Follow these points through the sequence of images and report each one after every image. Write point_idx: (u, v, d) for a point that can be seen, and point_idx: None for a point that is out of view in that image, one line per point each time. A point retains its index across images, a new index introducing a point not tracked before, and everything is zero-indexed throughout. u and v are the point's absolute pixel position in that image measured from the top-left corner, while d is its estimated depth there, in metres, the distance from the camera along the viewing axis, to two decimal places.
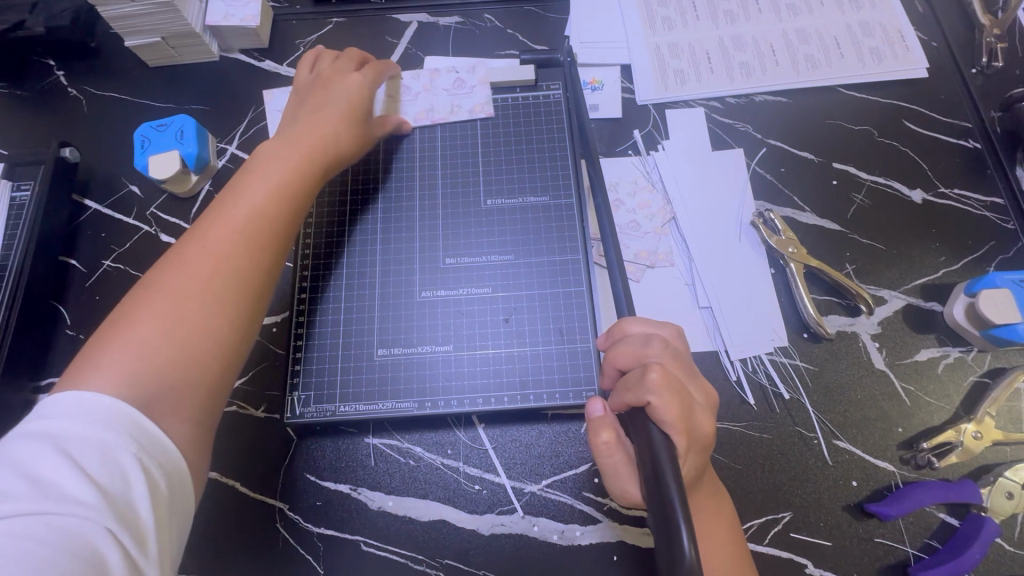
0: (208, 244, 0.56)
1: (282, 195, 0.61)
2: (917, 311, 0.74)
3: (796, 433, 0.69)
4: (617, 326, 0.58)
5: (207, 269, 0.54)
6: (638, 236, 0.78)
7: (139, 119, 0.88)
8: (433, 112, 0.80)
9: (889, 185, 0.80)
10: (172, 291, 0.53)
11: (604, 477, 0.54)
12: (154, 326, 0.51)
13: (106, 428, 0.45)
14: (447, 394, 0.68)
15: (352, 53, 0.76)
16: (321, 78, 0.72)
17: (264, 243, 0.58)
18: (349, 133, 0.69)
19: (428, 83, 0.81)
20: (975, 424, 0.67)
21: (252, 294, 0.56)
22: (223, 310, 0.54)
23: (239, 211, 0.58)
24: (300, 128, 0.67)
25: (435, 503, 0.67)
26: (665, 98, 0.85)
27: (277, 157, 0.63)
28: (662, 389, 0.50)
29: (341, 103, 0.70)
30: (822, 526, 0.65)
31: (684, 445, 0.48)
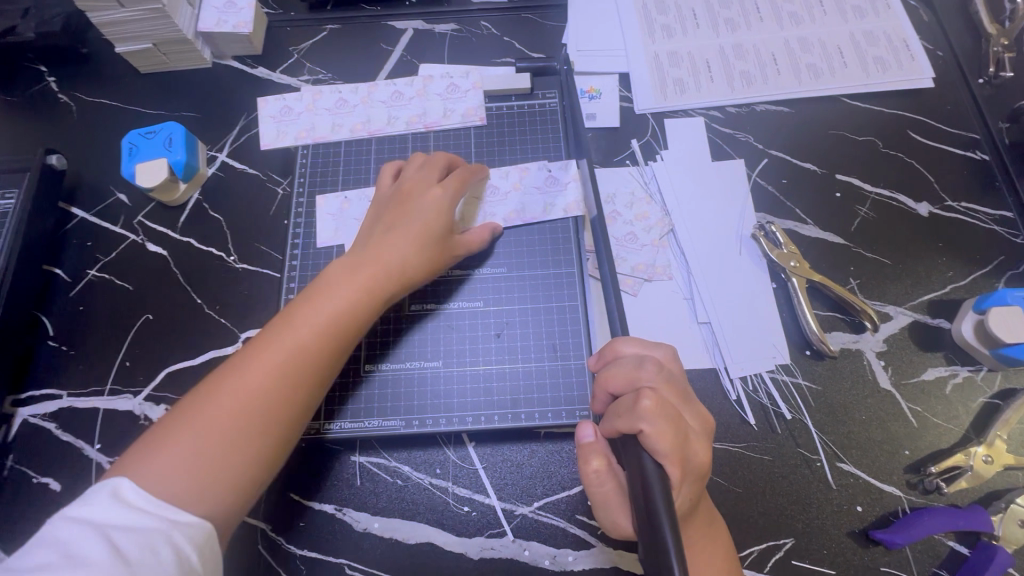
0: (264, 361, 0.53)
1: (337, 329, 0.56)
2: (923, 328, 0.71)
3: (799, 455, 0.66)
4: (609, 347, 0.56)
5: (249, 399, 0.51)
6: (635, 249, 0.76)
7: (129, 126, 0.87)
8: (525, 210, 0.73)
9: (894, 198, 0.78)
10: (205, 422, 0.49)
11: (595, 505, 0.52)
12: (181, 456, 0.48)
13: (142, 514, 0.44)
14: (436, 412, 0.66)
15: (439, 161, 0.69)
16: (408, 186, 0.67)
17: (307, 383, 0.54)
18: (421, 259, 0.63)
19: (518, 181, 0.74)
20: (986, 447, 0.64)
21: (281, 437, 0.52)
22: (247, 452, 0.50)
23: (292, 340, 0.54)
24: (371, 249, 0.62)
25: (423, 526, 0.65)
26: (664, 107, 0.84)
27: (342, 283, 0.59)
28: (654, 416, 0.47)
29: (418, 225, 0.63)
30: (825, 554, 0.63)
31: (678, 475, 0.46)
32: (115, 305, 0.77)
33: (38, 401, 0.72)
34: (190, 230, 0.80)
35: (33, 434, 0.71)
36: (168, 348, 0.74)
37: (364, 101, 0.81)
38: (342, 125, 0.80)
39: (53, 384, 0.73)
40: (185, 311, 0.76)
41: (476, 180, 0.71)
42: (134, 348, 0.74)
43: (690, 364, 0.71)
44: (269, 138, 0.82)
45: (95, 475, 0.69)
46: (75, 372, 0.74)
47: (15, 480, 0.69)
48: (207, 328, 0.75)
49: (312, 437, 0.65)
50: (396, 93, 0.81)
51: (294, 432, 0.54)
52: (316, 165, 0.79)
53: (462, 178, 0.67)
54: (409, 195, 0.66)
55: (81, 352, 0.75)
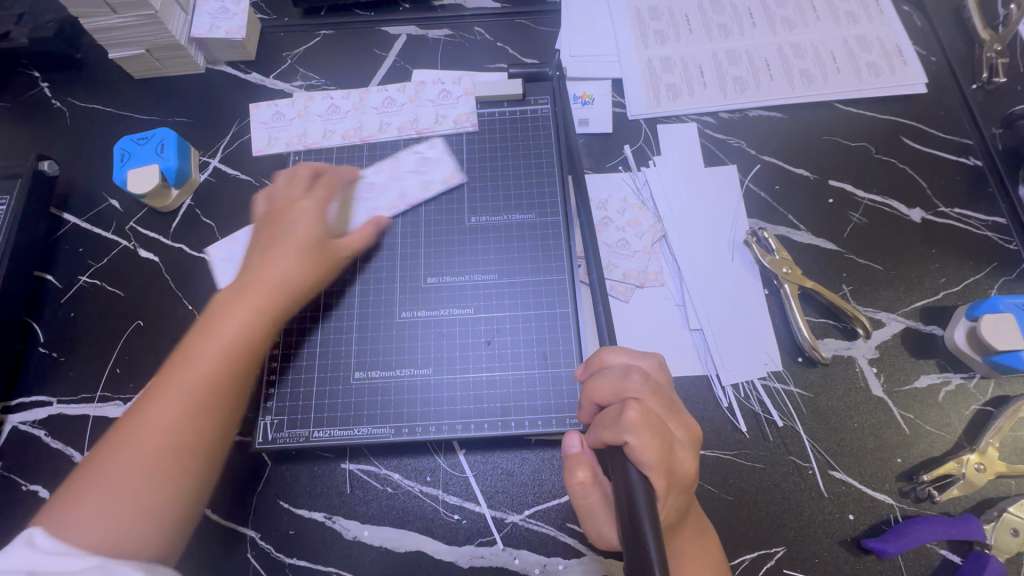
0: (161, 399, 0.53)
1: (229, 353, 0.56)
2: (916, 335, 0.71)
3: (791, 463, 0.66)
4: (596, 356, 0.55)
5: (153, 444, 0.52)
6: (627, 255, 0.76)
7: (121, 131, 0.87)
8: (407, 196, 0.74)
9: (886, 204, 0.78)
10: (110, 471, 0.50)
11: (581, 515, 0.52)
12: (94, 511, 0.48)
13: (70, 556, 0.45)
14: (425, 420, 0.65)
15: (302, 172, 0.69)
16: (274, 206, 0.66)
17: (209, 411, 0.54)
18: (307, 270, 0.63)
19: (391, 172, 0.75)
20: (978, 455, 0.64)
21: (191, 469, 0.53)
22: (157, 493, 0.51)
23: (187, 376, 0.55)
24: (255, 269, 0.62)
25: (413, 534, 0.64)
26: (656, 113, 0.84)
27: (228, 307, 0.59)
28: (640, 428, 0.47)
29: (294, 237, 0.64)
30: (817, 563, 0.62)
31: (664, 487, 0.46)
32: (106, 311, 0.77)
33: (28, 408, 0.72)
34: (182, 236, 0.80)
35: (22, 441, 0.70)
36: (159, 355, 0.74)
37: (356, 107, 0.81)
38: (334, 131, 0.80)
39: (43, 391, 0.73)
40: (177, 317, 0.76)
41: (345, 182, 0.72)
42: (125, 355, 0.74)
43: (681, 371, 0.70)
44: (261, 144, 0.81)
45: None
46: (65, 379, 0.74)
47: (5, 487, 0.68)
48: None
49: (300, 445, 0.65)
50: (388, 99, 0.81)
51: (207, 463, 0.54)
52: None
53: (326, 183, 0.69)
54: (273, 214, 0.66)
55: (72, 359, 0.75)
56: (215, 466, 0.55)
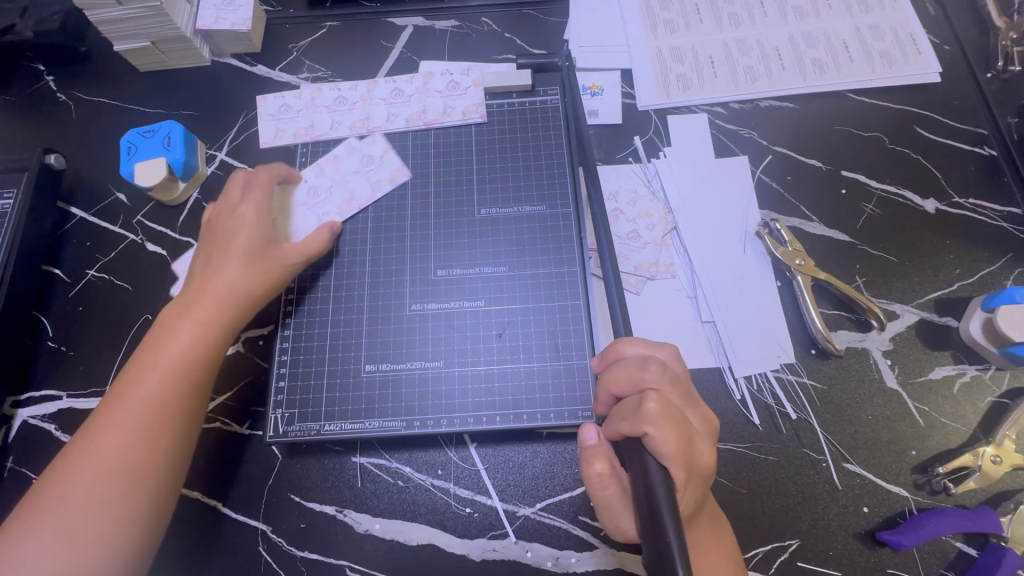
0: (113, 426, 0.57)
1: (172, 374, 0.59)
2: (931, 326, 0.70)
3: (804, 456, 0.65)
4: (612, 348, 0.55)
5: (80, 472, 0.55)
6: (637, 247, 0.75)
7: (127, 125, 0.86)
8: (355, 199, 0.74)
9: (900, 194, 0.77)
10: (63, 499, 0.54)
11: (597, 507, 0.51)
12: (43, 540, 0.53)
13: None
14: (436, 414, 0.65)
15: (259, 175, 0.70)
16: (219, 220, 0.68)
17: (156, 430, 0.57)
18: (253, 280, 0.64)
19: (334, 173, 0.75)
20: (994, 447, 0.63)
21: (140, 485, 0.56)
22: (115, 512, 0.54)
23: (127, 402, 0.58)
24: (199, 284, 0.64)
25: (424, 527, 0.64)
26: (666, 103, 0.83)
27: (172, 326, 0.61)
28: (659, 419, 0.46)
29: (237, 246, 0.65)
30: (831, 555, 0.62)
31: (683, 479, 0.45)
32: (114, 305, 0.77)
33: (38, 402, 0.72)
34: (190, 230, 0.80)
35: (32, 435, 0.70)
36: None
37: (363, 98, 0.80)
38: (341, 122, 0.79)
39: (53, 384, 0.73)
40: None
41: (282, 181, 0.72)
42: (134, 349, 0.74)
43: (693, 364, 0.70)
44: (268, 135, 0.81)
45: None
46: (75, 373, 0.73)
47: (16, 481, 0.68)
48: None
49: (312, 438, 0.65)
50: (396, 91, 0.80)
51: (162, 478, 0.57)
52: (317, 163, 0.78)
53: (265, 185, 0.69)
54: (217, 229, 0.67)
55: (81, 353, 0.74)
56: (175, 480, 0.58)
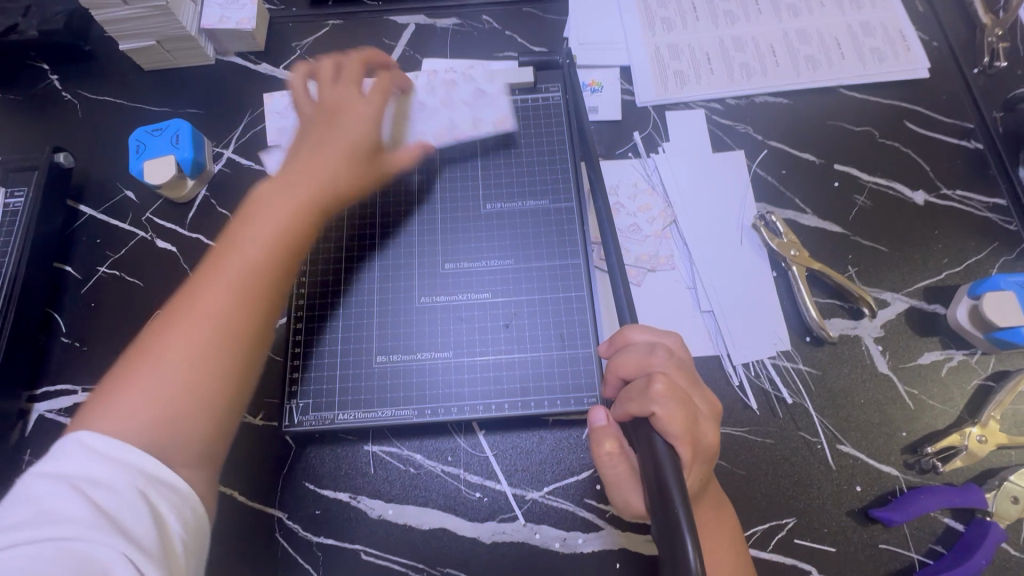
0: (217, 290, 0.55)
1: (275, 246, 0.59)
2: (920, 313, 0.73)
3: (800, 439, 0.68)
4: (620, 334, 0.57)
5: (186, 330, 0.53)
6: (638, 239, 0.77)
7: (134, 123, 0.87)
8: (456, 127, 0.78)
9: (890, 186, 0.80)
10: (163, 355, 0.52)
11: (607, 487, 0.54)
12: (137, 394, 0.50)
13: (118, 465, 0.46)
14: (446, 402, 0.67)
15: (353, 66, 0.74)
16: (326, 109, 0.70)
17: (258, 300, 0.56)
18: (350, 173, 0.67)
19: (445, 97, 0.80)
20: (980, 427, 0.66)
21: (238, 348, 0.55)
22: (212, 374, 0.53)
23: (230, 270, 0.56)
24: (303, 166, 0.65)
25: (436, 512, 0.67)
26: (664, 100, 0.85)
27: (272, 201, 0.61)
28: (667, 400, 0.49)
29: (348, 138, 0.67)
30: (826, 532, 0.65)
31: (689, 457, 0.47)
32: (126, 302, 0.78)
33: (53, 396, 0.73)
34: (199, 226, 0.81)
35: (49, 429, 0.72)
36: None
37: None
38: None
39: (68, 379, 0.74)
40: None
41: (396, 89, 0.76)
42: None
43: (693, 352, 0.72)
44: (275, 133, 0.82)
45: None
46: (89, 368, 0.75)
47: None
48: None
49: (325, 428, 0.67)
50: None
51: (256, 346, 0.56)
52: None
53: (382, 88, 0.72)
54: (326, 117, 0.69)
55: (95, 349, 0.76)
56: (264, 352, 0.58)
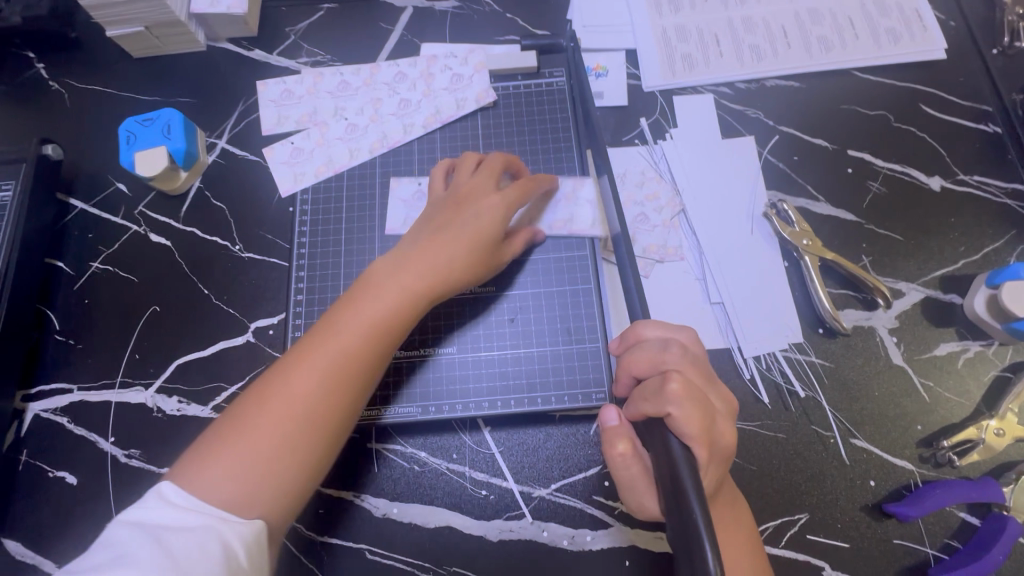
0: (320, 372, 0.55)
1: (381, 339, 0.57)
2: (935, 303, 0.71)
3: (813, 433, 0.67)
4: (631, 331, 0.55)
5: (288, 409, 0.53)
6: (646, 230, 0.75)
7: (124, 113, 0.84)
8: (441, 113, 0.77)
9: (906, 172, 0.77)
10: (259, 427, 0.52)
11: (620, 488, 0.52)
12: (228, 465, 0.50)
13: (194, 513, 0.47)
14: (451, 399, 0.66)
15: (495, 163, 0.67)
16: (458, 195, 0.65)
17: (354, 391, 0.56)
18: (467, 263, 0.62)
19: (426, 88, 0.78)
20: (997, 420, 0.65)
21: (323, 443, 0.54)
22: (297, 458, 0.53)
23: (335, 352, 0.56)
24: (417, 251, 0.62)
25: (442, 510, 0.65)
26: (672, 84, 0.82)
27: (386, 284, 0.60)
28: (682, 399, 0.47)
29: (471, 229, 0.62)
30: (839, 528, 0.63)
31: (705, 457, 0.46)
32: (121, 298, 0.76)
33: (48, 395, 0.72)
34: (194, 220, 0.79)
35: (46, 429, 0.70)
36: (178, 340, 0.74)
37: (367, 83, 0.79)
38: (345, 108, 0.78)
39: (63, 378, 0.73)
40: (193, 303, 0.75)
41: (541, 191, 0.68)
42: (142, 342, 0.74)
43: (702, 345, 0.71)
44: (269, 121, 0.80)
45: (112, 469, 0.69)
46: (84, 366, 0.73)
47: (32, 475, 0.69)
48: (216, 319, 0.74)
49: None
50: (400, 74, 0.79)
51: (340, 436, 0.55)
52: (322, 152, 0.77)
53: (524, 186, 0.65)
54: (458, 204, 0.65)
55: (89, 347, 0.74)
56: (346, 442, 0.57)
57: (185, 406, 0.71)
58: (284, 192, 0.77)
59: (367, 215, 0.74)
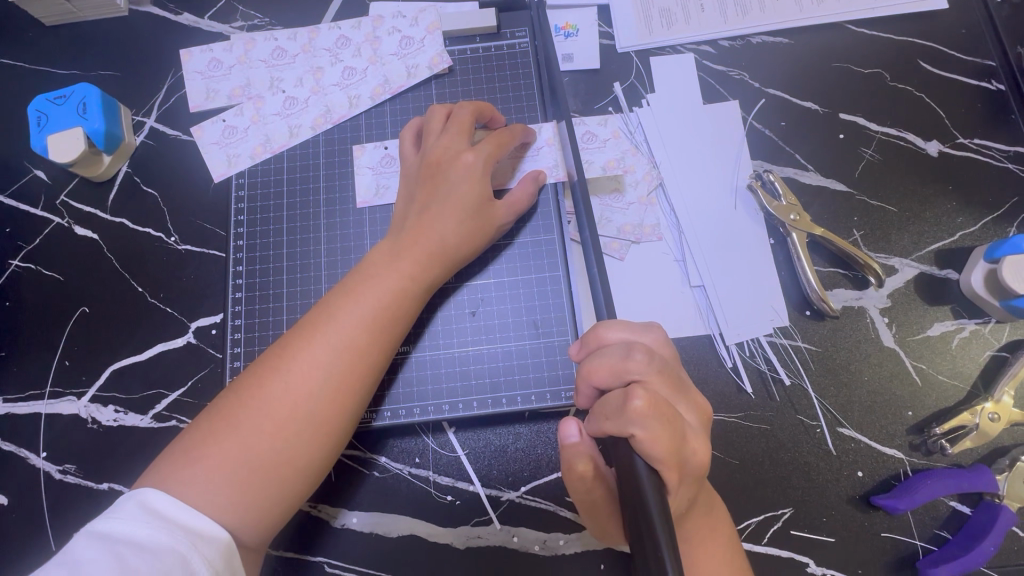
0: (312, 364, 0.50)
1: (379, 326, 0.53)
2: (930, 280, 0.66)
3: (798, 423, 0.62)
4: (592, 333, 0.50)
5: (280, 405, 0.49)
6: (621, 208, 0.69)
7: (37, 90, 0.75)
8: (390, 82, 0.69)
9: (901, 137, 0.71)
10: (247, 427, 0.48)
11: (586, 508, 0.51)
12: (214, 468, 0.46)
13: (164, 530, 0.42)
14: (409, 403, 0.61)
15: (465, 115, 0.60)
16: (430, 161, 0.58)
17: (356, 387, 0.51)
18: (459, 240, 0.57)
19: (372, 54, 0.70)
20: (993, 404, 0.61)
21: (325, 441, 0.50)
22: (296, 459, 0.48)
23: (328, 342, 0.51)
24: (411, 231, 0.57)
25: (405, 518, 0.61)
26: (648, 43, 0.74)
27: (379, 269, 0.55)
28: (647, 417, 0.42)
29: (454, 197, 0.57)
30: (825, 522, 0.60)
31: (674, 481, 0.42)
32: (47, 299, 0.69)
33: None
34: (122, 209, 0.70)
35: None
36: (112, 344, 0.67)
37: (305, 50, 0.70)
38: (282, 79, 0.70)
39: None
40: (127, 303, 0.68)
41: (518, 143, 0.62)
42: (74, 347, 0.67)
43: (682, 332, 0.66)
44: (197, 96, 0.71)
45: (46, 486, 0.63)
46: (11, 375, 0.67)
47: None
48: (153, 320, 0.68)
49: None
50: (342, 39, 0.70)
51: (343, 434, 0.51)
52: (259, 130, 0.69)
53: (497, 138, 0.59)
54: (433, 170, 0.58)
55: (16, 355, 0.67)
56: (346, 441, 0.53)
57: (123, 415, 0.65)
58: (218, 177, 0.69)
59: (313, 201, 0.68)
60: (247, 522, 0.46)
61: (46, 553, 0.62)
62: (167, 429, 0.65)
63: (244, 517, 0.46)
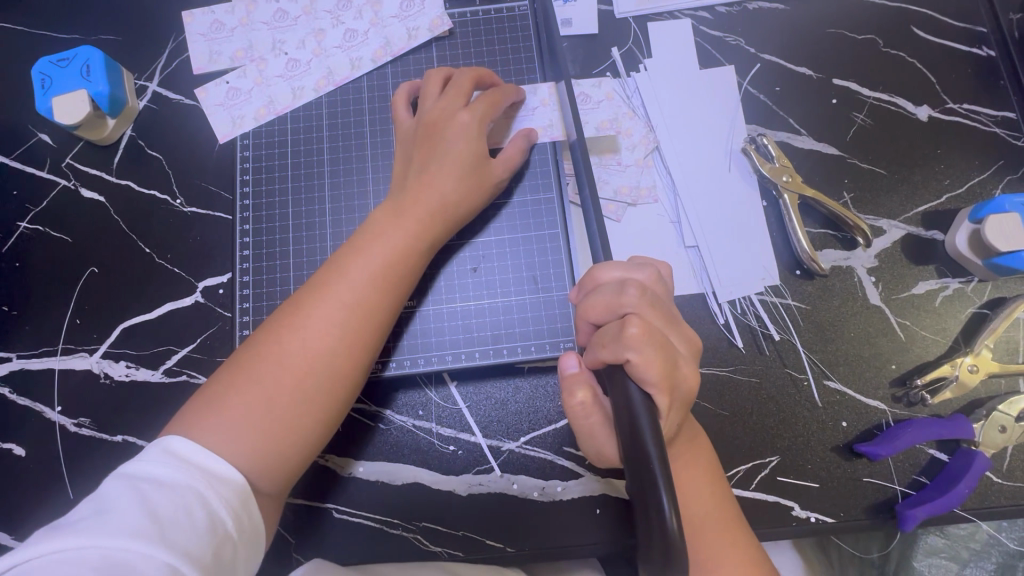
0: (326, 317, 0.52)
1: (389, 283, 0.55)
2: (916, 241, 0.68)
3: (786, 375, 0.65)
4: (588, 275, 0.52)
5: (299, 357, 0.51)
6: (619, 170, 0.71)
7: (38, 54, 0.74)
8: (392, 44, 0.70)
9: (893, 102, 0.72)
10: (268, 378, 0.50)
11: (580, 434, 0.51)
12: (236, 417, 0.48)
13: (183, 470, 0.44)
14: (413, 353, 0.64)
15: (465, 80, 0.61)
16: (427, 122, 0.60)
17: (370, 340, 0.54)
18: (460, 196, 0.59)
19: (373, 16, 0.70)
20: (973, 357, 0.64)
21: (342, 391, 0.52)
22: (315, 408, 0.51)
23: (339, 299, 0.53)
24: (411, 191, 0.58)
25: (410, 467, 0.64)
26: (646, 9, 0.75)
27: (382, 228, 0.57)
28: (642, 344, 0.44)
29: (454, 154, 0.59)
30: (811, 469, 0.63)
31: (666, 405, 0.44)
32: (57, 261, 0.70)
33: None
34: (128, 171, 0.71)
35: None
36: (122, 304, 0.69)
37: (307, 12, 0.71)
38: (284, 41, 0.70)
39: (3, 348, 0.68)
40: (136, 264, 0.70)
41: (510, 103, 0.63)
42: (85, 306, 0.69)
43: (676, 290, 0.68)
44: (199, 58, 0.72)
45: (62, 438, 0.65)
46: (23, 334, 0.68)
47: None
48: (161, 281, 0.69)
49: None
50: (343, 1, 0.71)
51: (358, 384, 0.54)
52: (262, 92, 0.70)
53: (492, 99, 0.61)
54: (430, 133, 0.60)
55: (28, 315, 0.69)
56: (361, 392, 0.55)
57: (135, 371, 0.67)
58: (222, 138, 0.70)
59: (316, 161, 0.69)
60: (268, 469, 0.49)
61: (65, 502, 0.64)
62: (177, 383, 0.67)
63: (268, 463, 0.49)
